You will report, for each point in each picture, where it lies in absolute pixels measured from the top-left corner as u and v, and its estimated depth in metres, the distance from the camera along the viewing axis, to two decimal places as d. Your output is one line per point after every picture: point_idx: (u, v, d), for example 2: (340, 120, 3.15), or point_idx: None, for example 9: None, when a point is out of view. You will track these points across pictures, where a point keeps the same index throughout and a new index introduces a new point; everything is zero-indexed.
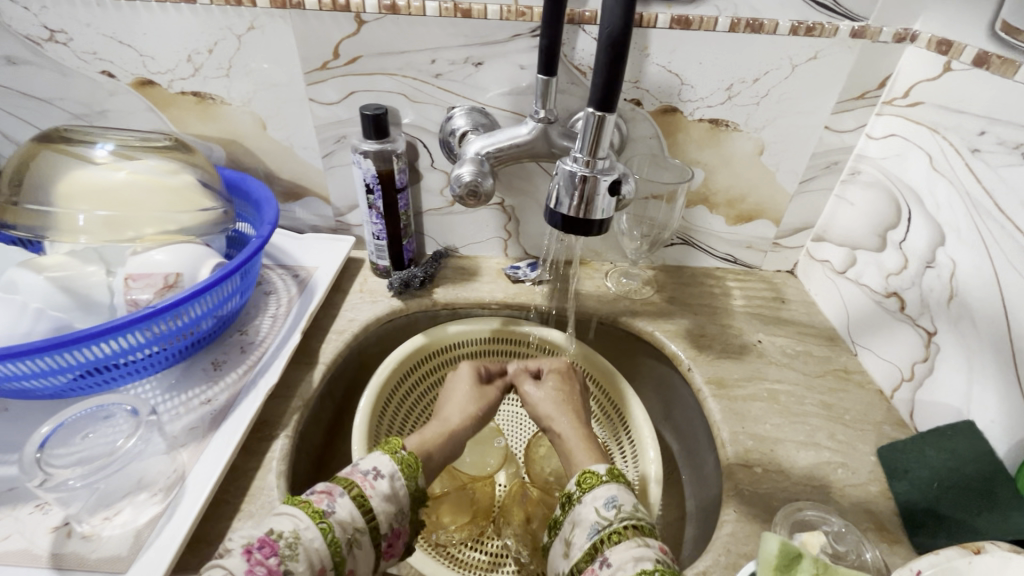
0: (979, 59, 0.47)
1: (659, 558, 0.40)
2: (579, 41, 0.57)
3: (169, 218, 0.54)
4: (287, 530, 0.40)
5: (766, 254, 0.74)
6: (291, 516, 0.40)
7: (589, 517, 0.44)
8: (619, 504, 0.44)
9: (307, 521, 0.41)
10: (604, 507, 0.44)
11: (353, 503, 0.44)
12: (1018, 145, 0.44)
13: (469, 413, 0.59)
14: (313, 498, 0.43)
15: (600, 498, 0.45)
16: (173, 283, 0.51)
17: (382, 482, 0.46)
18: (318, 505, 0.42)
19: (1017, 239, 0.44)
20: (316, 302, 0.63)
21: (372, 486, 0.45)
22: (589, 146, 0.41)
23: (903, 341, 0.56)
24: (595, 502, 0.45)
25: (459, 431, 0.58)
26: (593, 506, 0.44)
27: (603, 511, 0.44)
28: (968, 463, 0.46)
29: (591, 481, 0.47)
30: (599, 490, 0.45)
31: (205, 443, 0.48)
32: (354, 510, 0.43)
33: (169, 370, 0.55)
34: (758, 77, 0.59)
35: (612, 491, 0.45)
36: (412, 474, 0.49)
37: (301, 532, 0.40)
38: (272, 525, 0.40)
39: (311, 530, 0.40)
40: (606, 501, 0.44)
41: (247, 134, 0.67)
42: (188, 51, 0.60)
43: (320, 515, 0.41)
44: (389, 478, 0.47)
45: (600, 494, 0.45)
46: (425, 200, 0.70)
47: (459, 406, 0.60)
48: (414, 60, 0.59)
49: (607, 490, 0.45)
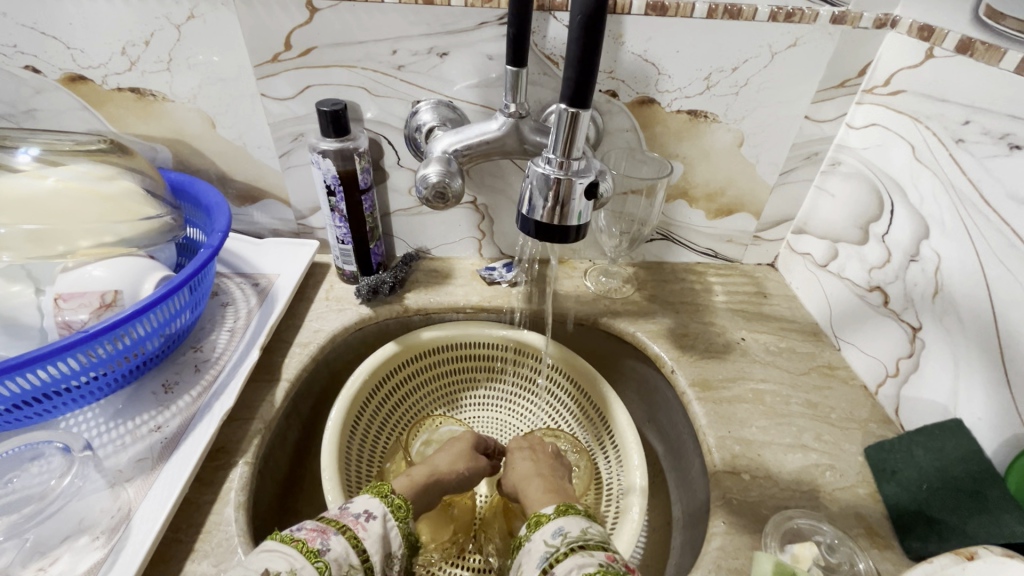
0: (962, 45, 0.45)
1: (603, 563, 0.40)
2: (550, 29, 0.53)
3: (104, 228, 0.49)
4: (283, 569, 0.37)
5: (747, 248, 0.72)
6: (286, 555, 0.37)
7: (539, 548, 0.44)
8: (566, 533, 0.44)
9: (303, 560, 0.38)
10: (550, 539, 0.44)
11: (347, 541, 0.41)
12: (1004, 135, 0.42)
13: (457, 467, 0.56)
14: (307, 538, 0.40)
15: (548, 532, 0.45)
16: (111, 301, 0.47)
17: (375, 522, 0.43)
18: (312, 544, 0.39)
19: (1004, 233, 0.43)
20: (277, 313, 0.59)
21: (366, 527, 0.43)
22: (563, 144, 0.38)
23: (887, 336, 0.55)
24: (543, 535, 0.44)
25: (443, 480, 0.55)
26: (542, 538, 0.44)
27: (551, 543, 0.43)
28: (957, 464, 0.45)
29: (540, 518, 0.47)
30: (546, 525, 0.45)
31: (154, 475, 0.44)
32: (349, 548, 0.40)
33: (114, 396, 0.50)
34: (737, 66, 0.57)
35: (559, 524, 0.45)
36: (404, 516, 0.46)
37: (297, 570, 0.37)
38: (266, 564, 0.37)
39: (308, 569, 0.37)
40: (553, 532, 0.44)
41: (194, 133, 0.62)
42: (122, 43, 0.55)
43: (316, 554, 0.39)
44: (381, 519, 0.44)
45: (548, 529, 0.45)
46: (392, 201, 0.66)
47: (450, 450, 0.58)
48: (374, 50, 0.55)
49: (554, 524, 0.45)
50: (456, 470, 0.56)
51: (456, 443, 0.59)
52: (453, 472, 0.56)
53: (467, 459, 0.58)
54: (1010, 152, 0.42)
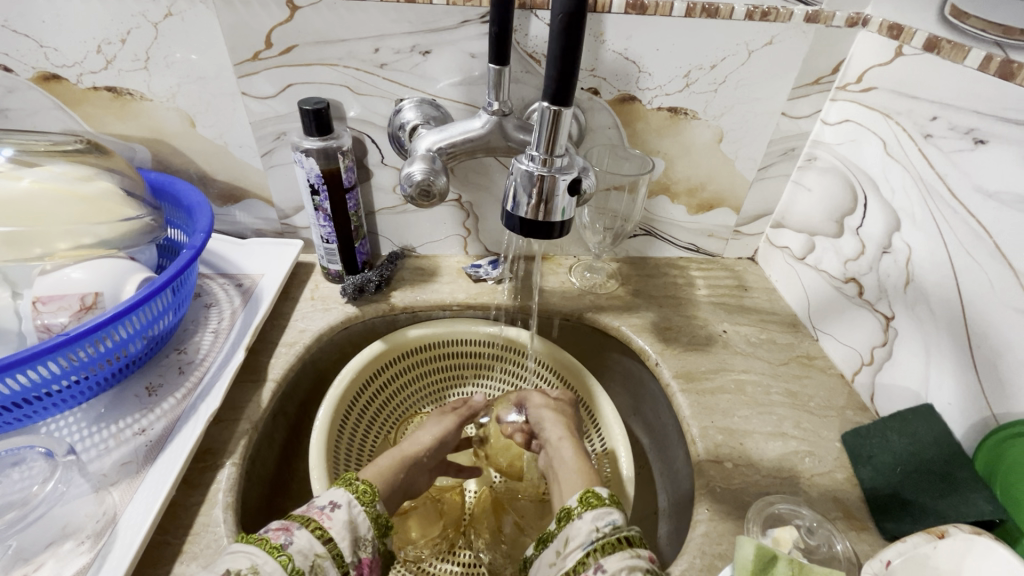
0: (930, 44, 0.47)
1: (649, 568, 0.38)
2: (532, 27, 0.54)
3: (83, 230, 0.48)
4: (244, 566, 0.37)
5: (728, 242, 0.74)
6: (246, 553, 0.37)
7: (588, 534, 0.42)
8: (617, 525, 0.42)
9: (264, 556, 0.38)
10: (603, 527, 0.42)
11: (311, 533, 0.41)
12: (970, 130, 0.44)
13: (425, 442, 0.56)
14: (269, 535, 0.40)
15: (601, 520, 0.42)
16: (91, 304, 0.46)
17: (339, 511, 0.44)
18: (275, 539, 0.39)
19: (970, 224, 0.44)
20: (262, 313, 0.59)
21: (331, 516, 0.43)
22: (546, 142, 0.38)
23: (861, 326, 0.57)
24: (596, 522, 0.42)
25: (413, 456, 0.54)
26: (593, 526, 0.42)
27: (602, 530, 0.42)
28: (929, 448, 0.47)
29: (593, 500, 0.44)
30: (600, 511, 0.43)
31: (140, 479, 0.43)
32: (314, 539, 0.40)
33: (96, 399, 0.50)
34: (715, 64, 0.58)
35: (612, 513, 0.43)
36: (370, 500, 0.46)
37: (259, 567, 0.37)
38: (227, 564, 0.37)
39: (270, 564, 0.37)
40: (606, 521, 0.42)
41: (173, 132, 0.61)
42: (96, 41, 0.54)
43: (278, 548, 0.39)
44: (346, 507, 0.44)
45: (601, 515, 0.43)
46: (376, 199, 0.66)
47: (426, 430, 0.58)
48: (356, 49, 0.55)
49: (609, 513, 0.43)
50: (423, 449, 0.56)
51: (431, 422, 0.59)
52: (421, 454, 0.55)
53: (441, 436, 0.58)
54: (976, 146, 0.44)
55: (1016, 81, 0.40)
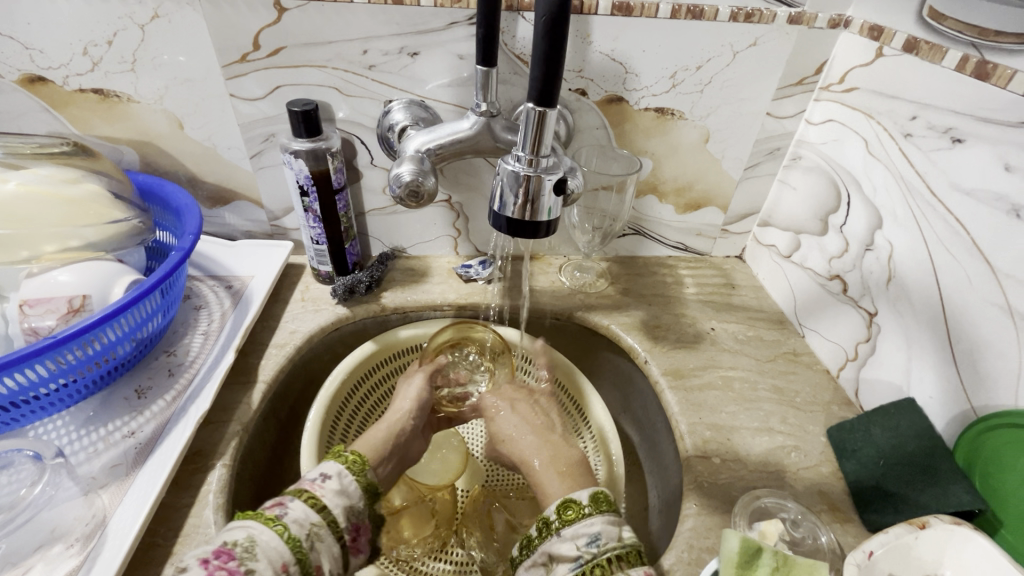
0: (909, 45, 0.48)
1: None
2: (519, 29, 0.54)
3: (71, 233, 0.48)
4: (240, 537, 0.37)
5: (716, 241, 0.75)
6: (242, 525, 0.37)
7: (569, 554, 0.38)
8: (602, 543, 0.38)
9: (261, 527, 0.38)
10: (584, 546, 0.38)
11: (306, 504, 0.41)
12: (948, 129, 0.45)
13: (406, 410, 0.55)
14: (264, 508, 0.40)
15: (581, 536, 0.39)
16: (79, 306, 0.46)
17: (331, 480, 0.43)
18: (270, 512, 0.39)
19: (949, 221, 0.45)
20: (252, 314, 0.59)
21: (323, 485, 0.43)
22: (531, 143, 0.39)
23: (845, 322, 0.58)
24: (576, 539, 0.39)
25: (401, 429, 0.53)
26: (574, 543, 0.39)
27: (585, 551, 0.38)
28: (910, 441, 0.47)
29: (570, 513, 0.41)
30: (581, 525, 0.40)
31: (130, 481, 0.43)
32: (309, 509, 0.40)
33: (84, 403, 0.49)
34: (701, 65, 0.59)
35: (594, 526, 0.39)
36: (360, 469, 0.45)
37: (256, 537, 0.37)
38: (224, 537, 0.37)
39: (267, 534, 0.37)
40: (588, 539, 0.39)
41: (161, 134, 0.61)
42: (83, 44, 0.54)
43: (273, 519, 0.39)
44: (337, 478, 0.44)
45: (581, 531, 0.39)
46: (366, 200, 0.66)
47: (404, 395, 0.57)
48: (345, 50, 0.55)
49: (590, 526, 0.39)
50: (408, 415, 0.55)
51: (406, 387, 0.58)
52: (408, 418, 0.54)
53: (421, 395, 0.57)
54: (953, 145, 0.45)
55: (991, 81, 0.41)
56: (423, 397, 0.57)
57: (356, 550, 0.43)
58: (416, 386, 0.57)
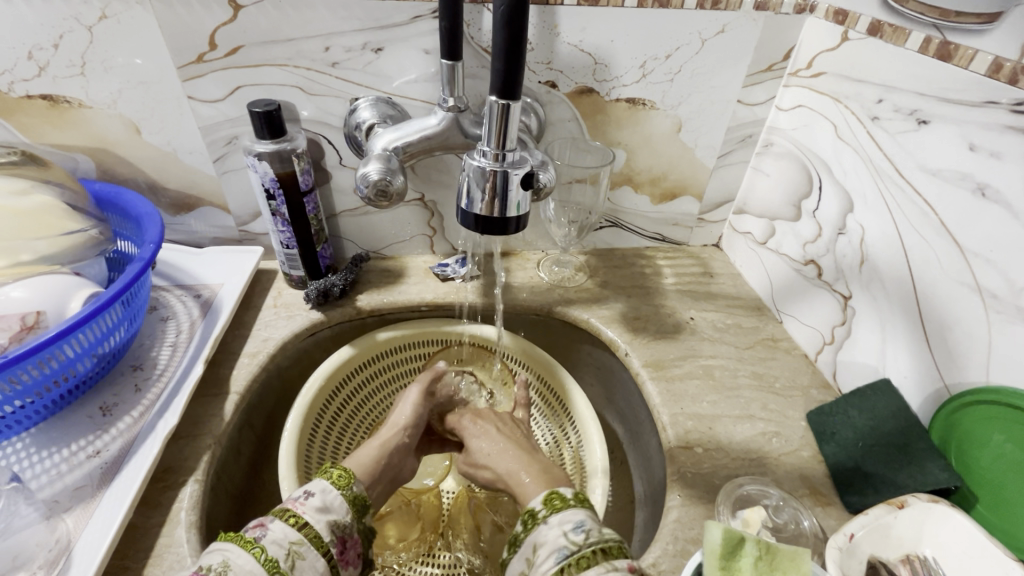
0: (873, 28, 0.48)
1: None
2: (484, 21, 0.53)
3: (21, 246, 0.46)
4: (215, 561, 0.36)
5: (693, 230, 0.75)
6: (219, 548, 0.36)
7: (555, 541, 0.38)
8: (588, 530, 0.38)
9: (237, 550, 0.36)
10: (572, 533, 0.38)
11: (287, 523, 0.39)
12: (913, 111, 0.45)
13: (401, 424, 0.54)
14: (245, 531, 0.38)
15: (567, 522, 0.38)
16: (34, 323, 0.44)
17: (314, 497, 0.42)
18: (250, 535, 0.38)
19: (917, 202, 0.46)
20: (221, 323, 0.57)
21: (304, 503, 0.41)
22: (496, 137, 0.38)
23: (822, 307, 0.58)
24: (563, 526, 0.38)
25: (390, 443, 0.52)
26: (561, 530, 0.38)
27: (572, 539, 0.37)
28: (887, 421, 0.48)
29: (557, 503, 0.40)
30: (567, 512, 0.39)
31: (95, 504, 0.42)
32: (289, 528, 0.39)
33: (45, 424, 0.47)
34: (670, 53, 0.58)
35: (579, 514, 0.39)
36: (346, 483, 0.44)
37: (231, 561, 0.36)
38: (202, 562, 0.36)
39: (242, 557, 0.36)
40: (574, 526, 0.38)
41: (118, 140, 0.58)
42: (27, 47, 0.51)
43: (251, 542, 0.37)
44: (321, 494, 0.42)
45: (567, 518, 0.39)
46: (338, 202, 0.65)
47: (400, 410, 0.56)
48: (306, 47, 0.54)
49: (575, 514, 0.39)
50: (402, 432, 0.54)
51: (402, 402, 0.57)
52: (402, 435, 0.53)
53: (418, 412, 0.56)
54: (920, 126, 0.45)
55: (953, 61, 0.41)
56: (418, 411, 0.56)
57: (347, 563, 0.41)
58: (412, 401, 0.56)
